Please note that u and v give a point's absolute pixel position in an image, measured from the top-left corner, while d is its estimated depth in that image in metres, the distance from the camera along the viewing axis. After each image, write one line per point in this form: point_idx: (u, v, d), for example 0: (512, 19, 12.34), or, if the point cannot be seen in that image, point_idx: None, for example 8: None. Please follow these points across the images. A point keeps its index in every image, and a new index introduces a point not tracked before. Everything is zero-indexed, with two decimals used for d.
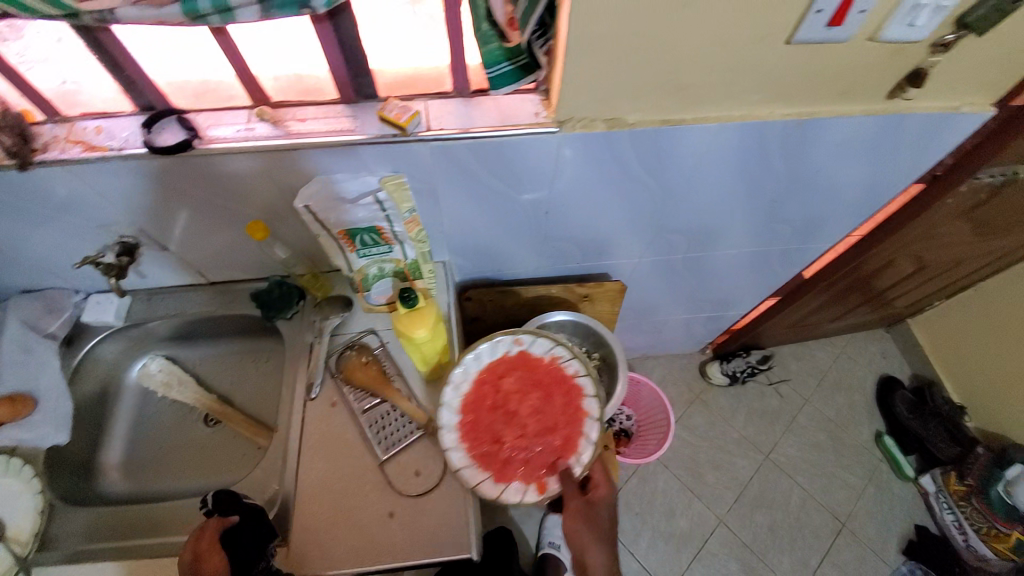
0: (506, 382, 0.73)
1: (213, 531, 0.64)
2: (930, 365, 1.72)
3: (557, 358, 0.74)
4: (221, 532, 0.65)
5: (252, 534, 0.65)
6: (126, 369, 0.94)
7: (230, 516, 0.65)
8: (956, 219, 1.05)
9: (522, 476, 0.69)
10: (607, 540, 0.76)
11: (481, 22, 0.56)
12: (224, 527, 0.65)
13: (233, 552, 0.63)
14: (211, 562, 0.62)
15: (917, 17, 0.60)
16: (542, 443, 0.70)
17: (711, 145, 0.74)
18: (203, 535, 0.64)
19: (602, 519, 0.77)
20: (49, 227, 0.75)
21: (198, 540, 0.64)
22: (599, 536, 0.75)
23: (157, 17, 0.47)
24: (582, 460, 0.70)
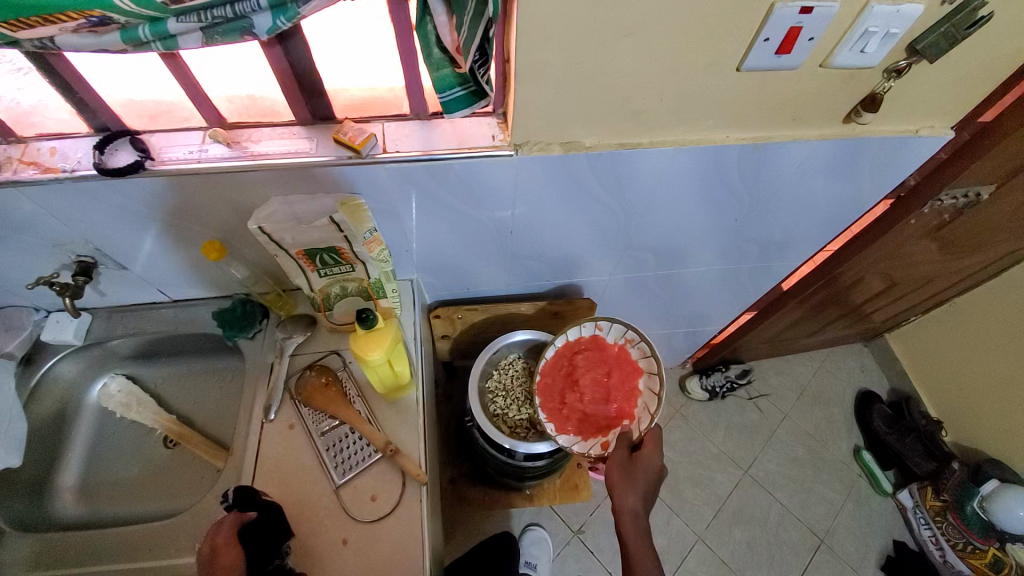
0: (581, 359, 0.94)
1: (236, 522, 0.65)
2: (908, 379, 1.73)
3: (629, 342, 0.95)
4: (238, 528, 0.65)
5: (271, 529, 0.65)
6: (86, 388, 0.92)
7: (248, 512, 0.66)
8: (923, 238, 1.07)
9: (585, 431, 0.90)
10: (642, 490, 0.78)
11: (432, 48, 0.55)
12: (242, 522, 0.65)
13: (249, 549, 0.64)
14: (228, 557, 0.62)
15: (867, 44, 0.60)
16: (607, 409, 0.90)
17: (671, 167, 0.75)
18: (221, 530, 0.64)
19: (640, 477, 0.79)
20: (2, 246, 0.74)
21: (215, 534, 0.64)
22: (633, 483, 0.78)
23: (99, 45, 0.46)
24: (641, 426, 0.88)
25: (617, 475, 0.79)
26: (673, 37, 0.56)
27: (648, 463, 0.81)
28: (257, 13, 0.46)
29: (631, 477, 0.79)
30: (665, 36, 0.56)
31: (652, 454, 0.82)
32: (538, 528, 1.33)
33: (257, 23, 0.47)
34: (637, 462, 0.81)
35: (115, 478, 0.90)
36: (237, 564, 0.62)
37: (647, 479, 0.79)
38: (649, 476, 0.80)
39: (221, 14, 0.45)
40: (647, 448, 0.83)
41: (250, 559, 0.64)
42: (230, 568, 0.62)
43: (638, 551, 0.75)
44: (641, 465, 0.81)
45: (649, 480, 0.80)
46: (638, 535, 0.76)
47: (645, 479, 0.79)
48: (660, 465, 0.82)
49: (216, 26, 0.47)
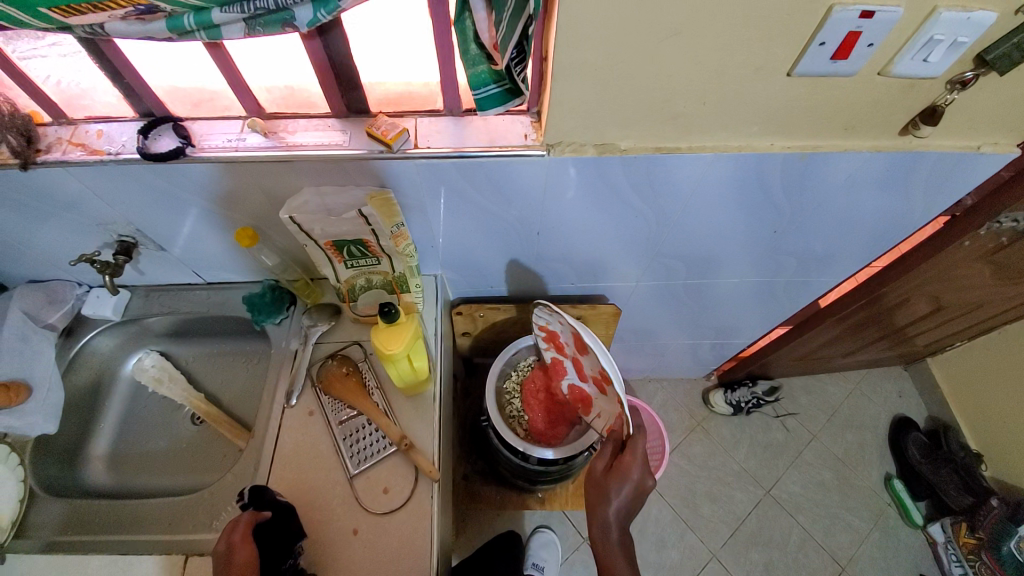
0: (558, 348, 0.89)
1: (254, 520, 0.66)
2: (948, 408, 1.64)
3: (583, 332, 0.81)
4: (254, 525, 0.66)
5: (286, 530, 0.67)
6: (122, 361, 0.96)
7: (264, 510, 0.67)
8: (975, 261, 1.00)
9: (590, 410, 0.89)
10: (616, 504, 0.74)
11: (469, 44, 0.54)
12: (258, 520, 0.66)
13: (263, 548, 0.65)
14: (244, 553, 0.63)
15: (930, 53, 0.56)
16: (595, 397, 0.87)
17: (705, 175, 0.72)
18: (237, 527, 0.65)
19: (614, 494, 0.74)
20: (52, 222, 0.78)
21: (231, 531, 0.65)
22: (603, 497, 0.74)
23: (145, 32, 0.47)
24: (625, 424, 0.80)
25: (590, 489, 0.77)
26: (719, 40, 0.53)
27: (626, 477, 0.74)
28: (298, 6, 0.47)
29: (610, 485, 0.74)
30: (711, 39, 0.53)
31: (634, 467, 0.75)
32: (547, 531, 1.33)
33: (299, 15, 0.47)
34: (612, 479, 0.75)
35: (144, 450, 0.94)
36: (253, 560, 0.63)
37: (629, 493, 0.74)
38: (630, 492, 0.74)
39: (264, 6, 0.46)
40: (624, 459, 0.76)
41: (264, 557, 0.65)
42: (247, 563, 0.62)
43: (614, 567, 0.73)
44: (619, 481, 0.74)
45: (627, 494, 0.74)
46: (610, 549, 0.74)
47: (623, 496, 0.74)
48: (641, 476, 0.75)
49: (258, 17, 0.47)
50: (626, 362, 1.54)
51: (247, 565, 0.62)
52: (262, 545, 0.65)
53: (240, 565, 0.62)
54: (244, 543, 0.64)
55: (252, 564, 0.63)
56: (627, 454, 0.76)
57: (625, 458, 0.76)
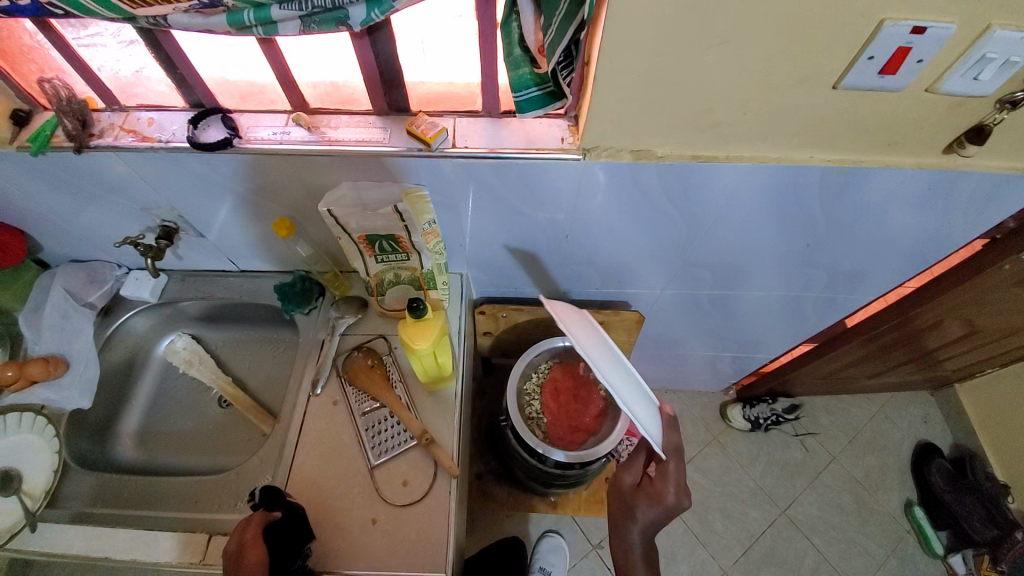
0: None
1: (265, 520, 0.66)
2: (975, 437, 1.59)
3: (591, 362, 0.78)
4: (264, 526, 0.66)
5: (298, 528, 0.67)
6: (155, 342, 1.00)
7: (274, 511, 0.67)
8: (1014, 286, 0.98)
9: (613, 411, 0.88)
10: (642, 526, 0.74)
11: (514, 47, 0.55)
12: (268, 521, 0.66)
13: (273, 548, 0.65)
14: (255, 554, 0.63)
15: (981, 71, 0.55)
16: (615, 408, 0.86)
17: (739, 187, 0.72)
18: (249, 527, 0.65)
19: (640, 513, 0.74)
20: (99, 205, 0.81)
21: (243, 530, 0.65)
22: (625, 511, 0.76)
23: (205, 26, 0.49)
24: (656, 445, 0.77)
25: (619, 505, 0.77)
26: (764, 50, 0.53)
27: (659, 500, 0.73)
28: (352, 5, 0.48)
29: (642, 501, 0.74)
30: (755, 51, 0.53)
31: (667, 496, 0.73)
32: (557, 536, 1.32)
33: (352, 14, 0.49)
34: (643, 499, 0.74)
35: (172, 429, 0.97)
36: (264, 560, 0.63)
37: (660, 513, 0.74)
38: (658, 514, 0.74)
39: (321, 4, 0.47)
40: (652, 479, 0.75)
41: (274, 559, 0.64)
42: (257, 565, 0.62)
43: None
44: (649, 501, 0.74)
45: (658, 515, 0.73)
46: (633, 568, 0.75)
47: (649, 516, 0.73)
48: (674, 501, 0.72)
49: (314, 15, 0.49)
50: (644, 371, 1.53)
51: (257, 566, 0.62)
52: (272, 544, 0.65)
53: (250, 566, 0.62)
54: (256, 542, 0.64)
55: (263, 564, 0.62)
56: (660, 479, 0.73)
57: (660, 484, 0.73)
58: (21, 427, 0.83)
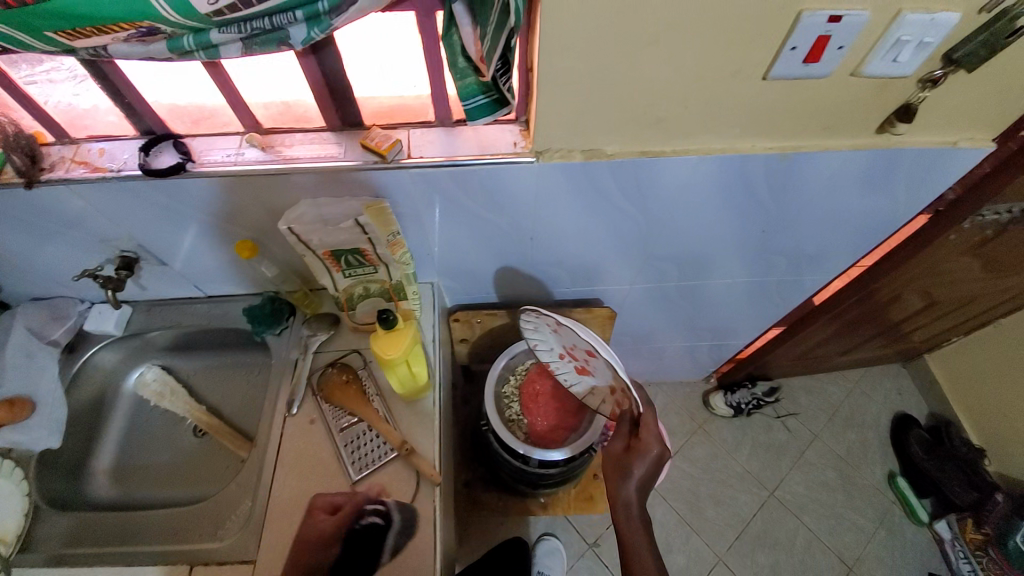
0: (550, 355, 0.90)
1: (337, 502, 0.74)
2: (946, 404, 1.65)
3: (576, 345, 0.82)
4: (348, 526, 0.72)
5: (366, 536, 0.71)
6: (124, 376, 0.98)
7: (366, 517, 0.72)
8: (962, 255, 1.03)
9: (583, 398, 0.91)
10: (638, 482, 0.76)
11: (457, 57, 0.56)
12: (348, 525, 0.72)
13: (346, 550, 0.70)
14: (326, 550, 0.70)
15: (899, 53, 0.59)
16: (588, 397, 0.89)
17: (690, 179, 0.75)
18: (336, 523, 0.72)
19: (634, 471, 0.75)
20: (54, 240, 0.79)
21: (333, 524, 0.72)
22: (621, 471, 0.77)
23: (146, 53, 0.49)
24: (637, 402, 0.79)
25: (610, 468, 0.78)
26: (695, 47, 0.56)
27: (646, 454, 0.75)
28: (292, 26, 0.49)
29: (637, 460, 0.76)
30: (688, 47, 0.56)
31: (650, 448, 0.75)
32: (552, 538, 1.32)
33: (293, 34, 0.50)
34: (635, 459, 0.76)
35: (149, 463, 0.95)
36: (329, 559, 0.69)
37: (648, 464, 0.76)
38: (649, 467, 0.76)
39: (260, 27, 0.48)
40: (644, 436, 0.76)
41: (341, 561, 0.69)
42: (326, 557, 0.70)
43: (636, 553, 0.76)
44: (640, 460, 0.75)
45: (648, 469, 0.75)
46: (633, 528, 0.76)
47: (642, 473, 0.75)
48: (661, 450, 0.75)
49: (255, 36, 0.49)
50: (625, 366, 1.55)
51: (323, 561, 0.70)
52: (349, 544, 0.71)
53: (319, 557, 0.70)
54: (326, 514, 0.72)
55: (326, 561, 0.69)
56: (645, 435, 0.76)
57: (647, 440, 0.76)
58: None
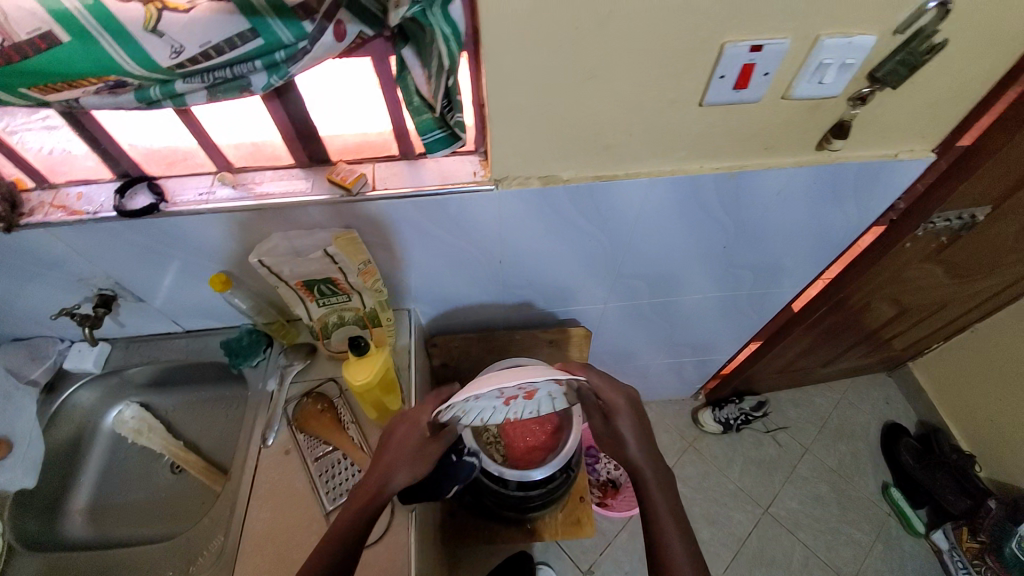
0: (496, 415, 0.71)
1: (403, 468, 0.70)
2: (934, 411, 1.66)
3: (515, 396, 0.67)
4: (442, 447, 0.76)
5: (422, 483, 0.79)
6: (103, 414, 0.98)
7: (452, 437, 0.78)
8: (925, 261, 1.06)
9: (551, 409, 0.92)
10: (642, 434, 0.76)
11: (413, 97, 0.60)
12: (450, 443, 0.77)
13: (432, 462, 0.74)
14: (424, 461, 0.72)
15: (824, 76, 0.63)
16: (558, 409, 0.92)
17: (646, 200, 0.78)
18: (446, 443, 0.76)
19: (624, 432, 0.76)
20: (33, 281, 0.81)
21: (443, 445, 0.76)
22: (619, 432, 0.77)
23: (115, 104, 0.52)
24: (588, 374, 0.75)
25: (608, 439, 0.79)
26: (630, 78, 0.60)
27: (619, 410, 0.75)
28: (253, 74, 0.52)
29: (622, 416, 0.75)
30: (624, 78, 0.60)
31: (629, 406, 0.76)
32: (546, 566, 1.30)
33: (253, 81, 0.53)
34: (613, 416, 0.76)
35: (127, 502, 0.94)
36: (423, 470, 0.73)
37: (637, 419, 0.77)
38: (639, 422, 0.76)
39: (221, 76, 0.51)
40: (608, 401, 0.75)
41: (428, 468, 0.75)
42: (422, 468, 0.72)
43: (660, 520, 0.69)
44: (622, 418, 0.75)
45: (633, 418, 0.76)
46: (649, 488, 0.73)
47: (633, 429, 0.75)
48: (626, 396, 0.76)
49: (217, 85, 0.53)
50: None
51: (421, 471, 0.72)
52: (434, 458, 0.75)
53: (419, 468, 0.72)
54: (372, 478, 0.69)
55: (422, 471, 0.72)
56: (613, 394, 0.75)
57: (621, 401, 0.75)
58: None
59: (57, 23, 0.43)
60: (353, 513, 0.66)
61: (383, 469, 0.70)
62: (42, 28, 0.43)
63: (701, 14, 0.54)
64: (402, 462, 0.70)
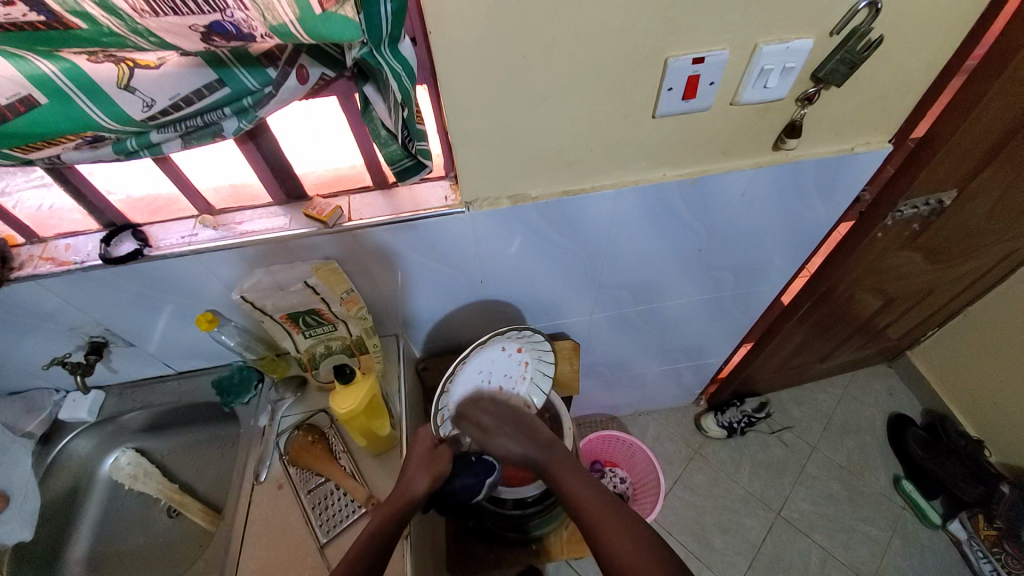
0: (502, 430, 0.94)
1: (423, 468, 0.78)
2: (937, 398, 1.65)
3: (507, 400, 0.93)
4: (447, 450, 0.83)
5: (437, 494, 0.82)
6: (99, 463, 0.98)
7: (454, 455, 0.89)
8: (902, 249, 1.08)
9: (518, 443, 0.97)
10: (509, 430, 0.83)
11: (379, 130, 0.62)
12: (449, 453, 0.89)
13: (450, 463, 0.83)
14: (441, 460, 0.80)
15: (768, 80, 0.66)
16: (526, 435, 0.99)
17: (617, 210, 0.81)
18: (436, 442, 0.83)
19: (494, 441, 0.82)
20: (26, 334, 0.83)
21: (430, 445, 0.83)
22: (499, 430, 0.83)
23: (94, 157, 0.55)
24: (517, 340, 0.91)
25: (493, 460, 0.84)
26: (582, 97, 0.64)
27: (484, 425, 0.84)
28: (223, 120, 0.56)
29: (492, 428, 0.83)
30: (576, 98, 0.64)
31: (496, 418, 0.84)
32: None
33: (225, 126, 0.57)
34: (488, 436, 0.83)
35: (127, 550, 0.94)
36: (445, 467, 0.79)
37: (506, 421, 0.84)
38: (511, 422, 0.84)
39: (193, 123, 0.54)
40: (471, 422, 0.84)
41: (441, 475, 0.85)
42: (444, 467, 0.79)
43: (574, 492, 0.77)
44: (496, 436, 0.83)
45: (506, 420, 0.84)
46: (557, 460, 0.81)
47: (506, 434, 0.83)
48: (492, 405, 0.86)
49: (190, 133, 0.56)
50: (610, 398, 1.56)
51: (443, 469, 0.79)
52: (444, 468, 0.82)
53: (438, 466, 0.79)
54: (397, 488, 0.75)
55: (444, 469, 0.79)
56: (480, 416, 0.84)
57: (490, 420, 0.84)
58: None
59: (35, 87, 0.44)
60: (383, 517, 0.71)
61: (404, 479, 0.76)
62: (21, 93, 0.44)
63: (641, 32, 0.58)
64: (421, 467, 0.78)
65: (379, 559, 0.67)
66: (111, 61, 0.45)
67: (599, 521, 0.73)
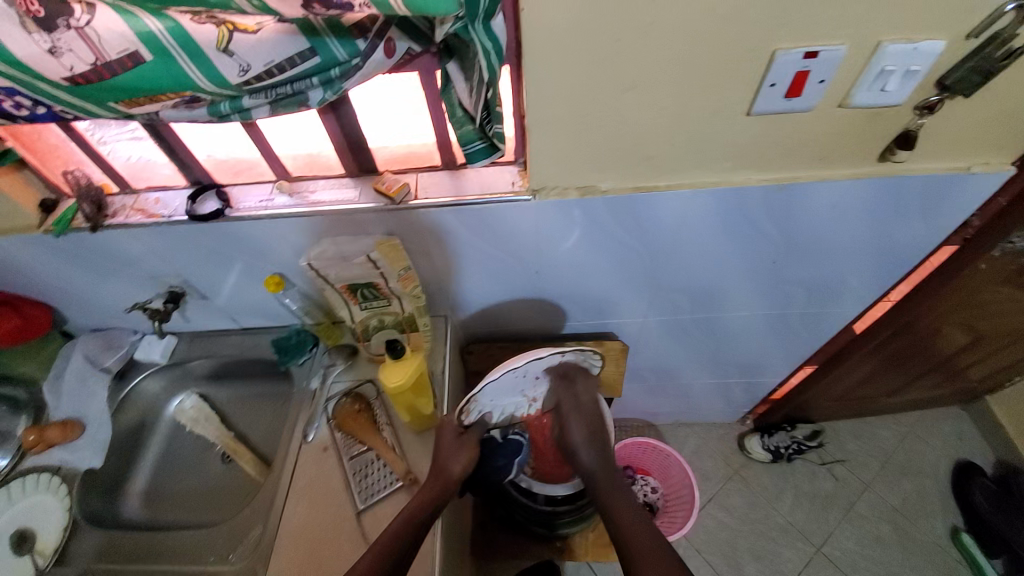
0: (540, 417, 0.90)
1: (455, 454, 0.79)
2: (1015, 450, 1.48)
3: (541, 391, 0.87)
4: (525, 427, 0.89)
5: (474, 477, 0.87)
6: (165, 403, 1.06)
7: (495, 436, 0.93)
8: (1003, 284, 0.96)
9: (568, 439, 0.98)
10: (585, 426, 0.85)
11: (455, 110, 0.61)
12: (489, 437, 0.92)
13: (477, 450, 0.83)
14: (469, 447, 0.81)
15: (886, 83, 0.59)
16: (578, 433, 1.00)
17: (688, 212, 0.77)
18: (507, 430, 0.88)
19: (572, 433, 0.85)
20: (114, 277, 0.90)
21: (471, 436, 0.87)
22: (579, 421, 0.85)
23: (189, 117, 0.57)
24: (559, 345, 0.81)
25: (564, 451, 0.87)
26: (670, 88, 0.60)
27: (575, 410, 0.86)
28: (311, 89, 0.56)
29: (576, 416, 0.85)
30: (665, 88, 0.60)
31: (586, 410, 0.86)
32: None
33: (311, 96, 0.57)
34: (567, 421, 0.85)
35: (183, 487, 1.02)
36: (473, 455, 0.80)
37: (591, 422, 0.86)
38: (591, 425, 0.86)
39: (283, 91, 0.55)
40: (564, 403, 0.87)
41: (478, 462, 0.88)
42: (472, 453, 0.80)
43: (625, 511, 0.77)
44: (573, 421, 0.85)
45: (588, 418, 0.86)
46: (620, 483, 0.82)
47: (583, 429, 0.85)
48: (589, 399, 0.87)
49: (278, 101, 0.57)
50: (650, 404, 1.51)
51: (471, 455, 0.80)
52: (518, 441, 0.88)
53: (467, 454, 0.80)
54: (433, 474, 0.76)
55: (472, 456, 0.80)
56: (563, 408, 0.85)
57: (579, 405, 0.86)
58: (33, 488, 0.87)
59: (143, 44, 0.47)
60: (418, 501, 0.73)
61: (439, 462, 0.78)
62: (129, 49, 0.47)
63: (748, 22, 0.53)
64: (453, 450, 0.80)
65: (414, 539, 0.69)
66: (213, 22, 0.47)
67: (641, 543, 0.72)
